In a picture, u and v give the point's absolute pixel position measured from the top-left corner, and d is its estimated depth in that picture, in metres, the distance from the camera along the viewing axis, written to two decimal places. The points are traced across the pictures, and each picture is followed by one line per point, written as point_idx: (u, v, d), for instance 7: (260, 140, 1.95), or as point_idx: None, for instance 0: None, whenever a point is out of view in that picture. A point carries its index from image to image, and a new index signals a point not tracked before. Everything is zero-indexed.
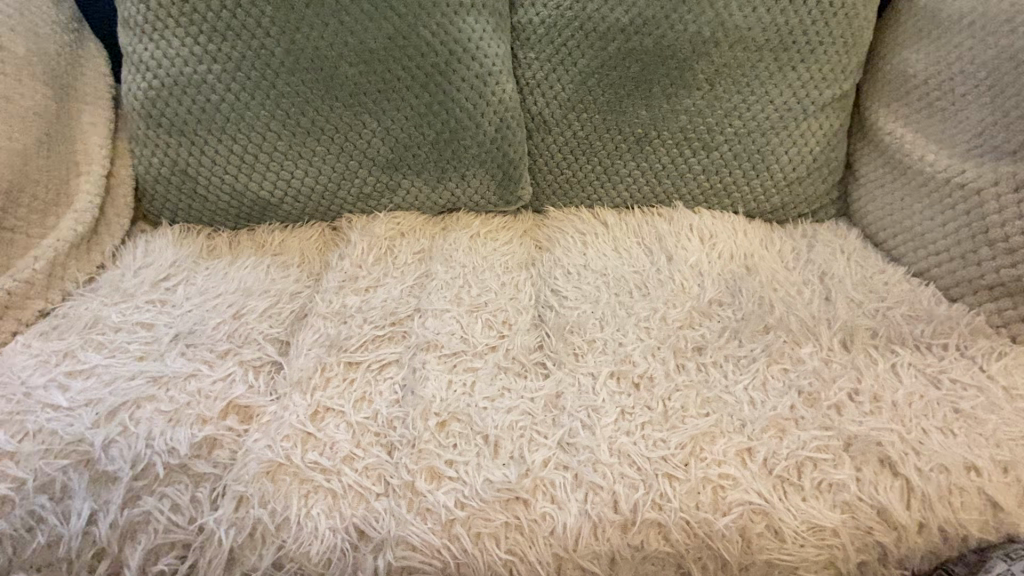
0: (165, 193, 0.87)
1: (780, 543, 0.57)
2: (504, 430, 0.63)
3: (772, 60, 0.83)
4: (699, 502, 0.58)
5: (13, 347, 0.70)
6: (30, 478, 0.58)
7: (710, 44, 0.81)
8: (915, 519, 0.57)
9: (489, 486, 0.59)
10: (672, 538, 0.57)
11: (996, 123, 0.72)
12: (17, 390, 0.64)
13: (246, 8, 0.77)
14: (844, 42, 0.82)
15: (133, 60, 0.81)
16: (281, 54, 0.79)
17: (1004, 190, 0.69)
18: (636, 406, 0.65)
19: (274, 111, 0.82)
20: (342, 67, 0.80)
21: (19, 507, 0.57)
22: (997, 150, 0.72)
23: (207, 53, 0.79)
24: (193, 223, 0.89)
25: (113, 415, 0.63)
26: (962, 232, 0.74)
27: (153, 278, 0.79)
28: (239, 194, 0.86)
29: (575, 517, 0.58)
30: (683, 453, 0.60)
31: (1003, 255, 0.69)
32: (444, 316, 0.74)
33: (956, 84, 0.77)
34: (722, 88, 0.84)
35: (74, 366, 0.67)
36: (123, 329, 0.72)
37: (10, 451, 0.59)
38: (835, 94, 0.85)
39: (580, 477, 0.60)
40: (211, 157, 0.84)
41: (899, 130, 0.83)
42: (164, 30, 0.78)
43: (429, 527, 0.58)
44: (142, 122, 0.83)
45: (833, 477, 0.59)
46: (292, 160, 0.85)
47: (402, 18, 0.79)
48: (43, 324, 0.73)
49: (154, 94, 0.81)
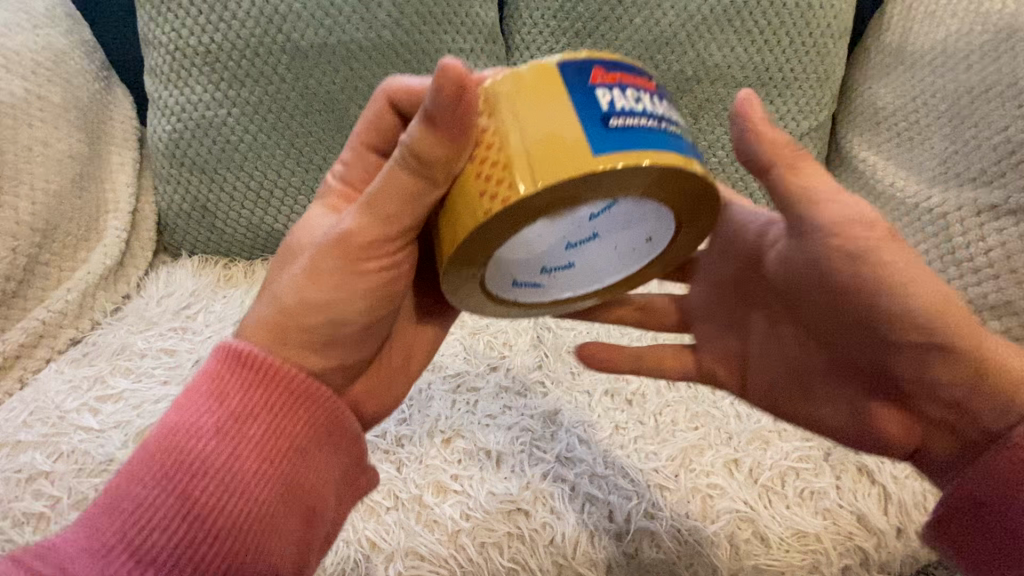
0: (185, 227, 0.92)
1: (766, 549, 0.60)
2: (505, 445, 0.67)
3: (751, 95, 0.88)
4: (689, 510, 0.62)
5: (48, 373, 0.76)
6: (64, 496, 0.63)
7: (693, 81, 0.87)
8: (893, 523, 0.61)
9: (492, 498, 0.63)
10: (665, 546, 0.60)
11: (957, 151, 0.77)
12: (52, 413, 0.70)
13: (264, 57, 0.83)
14: (817, 77, 0.89)
15: (159, 105, 0.88)
16: (295, 98, 0.85)
17: (966, 214, 0.75)
18: (629, 420, 0.70)
19: (288, 150, 0.88)
20: (352, 108, 0.86)
21: (54, 522, 0.62)
22: (961, 176, 0.77)
23: (228, 98, 0.85)
24: (211, 254, 0.94)
25: (140, 436, 0.68)
26: (931, 253, 0.77)
27: (175, 306, 0.84)
28: (256, 227, 0.91)
29: (573, 526, 0.61)
30: (673, 465, 0.65)
31: (969, 274, 0.74)
32: (447, 337, 0.79)
33: (920, 115, 0.83)
34: (706, 121, 0.90)
35: (104, 391, 0.73)
36: (147, 354, 0.78)
37: (46, 470, 0.65)
38: (812, 125, 0.91)
39: (578, 488, 0.64)
40: (230, 193, 0.89)
41: (871, 157, 0.88)
42: (187, 78, 0.85)
43: (437, 537, 0.61)
44: (166, 162, 0.90)
45: (814, 485, 0.63)
46: (305, 194, 0.90)
47: (408, 64, 0.85)
48: (75, 351, 0.79)
49: (178, 136, 0.87)
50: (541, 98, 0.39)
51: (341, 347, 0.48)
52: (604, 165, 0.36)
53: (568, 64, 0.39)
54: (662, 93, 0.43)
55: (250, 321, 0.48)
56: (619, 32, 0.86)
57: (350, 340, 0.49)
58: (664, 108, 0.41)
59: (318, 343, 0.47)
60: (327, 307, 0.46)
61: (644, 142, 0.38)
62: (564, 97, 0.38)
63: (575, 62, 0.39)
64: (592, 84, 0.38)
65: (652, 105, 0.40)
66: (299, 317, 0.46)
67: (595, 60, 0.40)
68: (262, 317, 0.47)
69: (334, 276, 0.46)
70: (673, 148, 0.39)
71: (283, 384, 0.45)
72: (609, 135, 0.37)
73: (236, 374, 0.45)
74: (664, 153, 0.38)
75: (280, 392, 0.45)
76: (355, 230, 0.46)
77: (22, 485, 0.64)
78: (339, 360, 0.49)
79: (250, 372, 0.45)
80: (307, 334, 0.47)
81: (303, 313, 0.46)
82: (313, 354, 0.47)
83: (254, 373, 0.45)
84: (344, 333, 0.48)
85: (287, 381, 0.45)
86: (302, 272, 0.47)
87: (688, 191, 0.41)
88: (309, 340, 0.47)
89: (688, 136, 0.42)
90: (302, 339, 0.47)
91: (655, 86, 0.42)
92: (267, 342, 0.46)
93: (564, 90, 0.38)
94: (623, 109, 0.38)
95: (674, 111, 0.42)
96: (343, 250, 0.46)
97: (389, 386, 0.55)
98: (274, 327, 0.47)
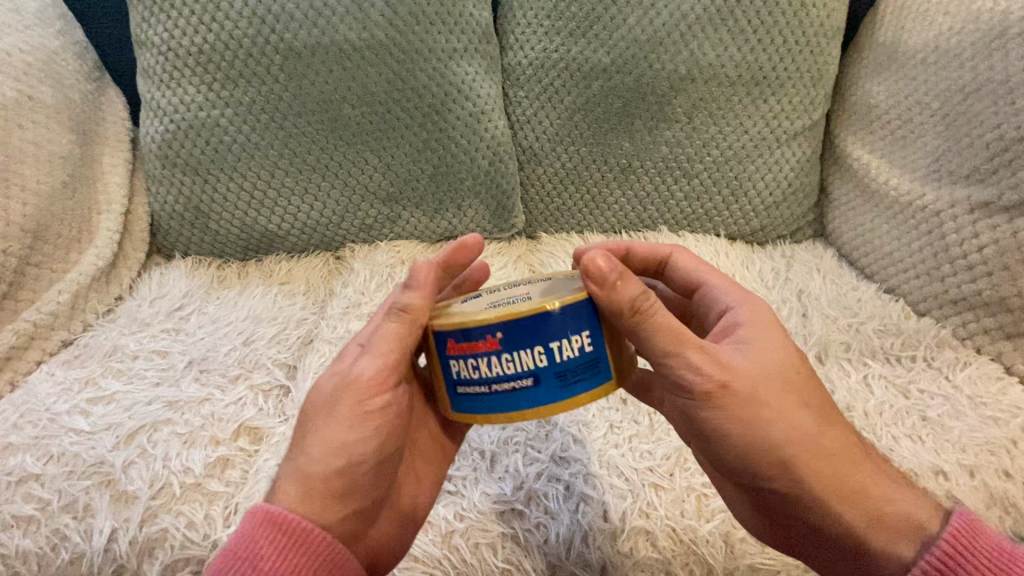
0: (178, 228, 0.92)
1: (761, 548, 0.60)
2: (499, 445, 0.67)
3: (745, 94, 0.89)
4: (684, 509, 0.62)
5: (39, 375, 0.75)
6: (54, 499, 0.63)
7: (687, 80, 0.87)
8: None
9: (486, 498, 0.63)
10: (659, 544, 0.60)
11: (950, 149, 0.78)
12: (42, 415, 0.70)
13: (257, 58, 0.83)
14: (811, 76, 0.89)
15: (151, 105, 0.87)
16: (288, 98, 0.85)
17: (960, 211, 0.75)
18: (623, 420, 0.70)
19: (282, 151, 0.88)
20: (344, 108, 0.86)
21: (44, 526, 0.62)
22: (953, 174, 0.77)
23: (220, 100, 0.85)
24: (204, 255, 0.94)
25: (132, 438, 0.68)
26: (925, 251, 0.79)
27: (167, 308, 0.84)
28: (250, 229, 0.91)
29: (568, 526, 0.61)
30: (669, 464, 0.65)
31: (963, 271, 0.75)
32: None
33: (913, 113, 0.83)
34: (700, 120, 0.90)
35: (95, 393, 0.72)
36: (140, 356, 0.77)
37: (35, 473, 0.65)
38: (806, 124, 0.91)
39: (572, 487, 0.63)
40: (223, 194, 0.89)
41: (865, 156, 0.89)
42: (180, 79, 0.85)
43: (430, 538, 0.61)
44: (159, 162, 0.89)
45: None
46: (298, 194, 0.90)
47: (401, 64, 0.85)
48: (66, 353, 0.78)
49: (170, 137, 0.87)
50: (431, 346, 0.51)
51: (363, 491, 0.52)
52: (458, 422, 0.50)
53: (434, 334, 0.49)
54: (519, 336, 0.46)
55: (279, 485, 0.52)
56: (612, 31, 0.86)
57: (369, 486, 0.52)
58: (509, 364, 0.46)
59: (338, 492, 0.50)
60: (347, 453, 0.51)
61: (483, 408, 0.48)
62: (436, 361, 0.50)
63: (438, 331, 0.49)
64: (444, 358, 0.49)
65: (492, 371, 0.47)
66: (322, 471, 0.50)
67: (452, 329, 0.48)
68: (288, 478, 0.51)
69: (356, 420, 0.51)
70: (513, 408, 0.47)
71: (311, 549, 0.49)
72: (458, 401, 0.49)
73: (272, 538, 0.48)
74: (499, 414, 0.48)
75: (309, 557, 0.48)
76: (364, 373, 0.52)
77: (12, 488, 0.64)
78: (358, 508, 0.52)
79: (284, 538, 0.48)
80: (331, 484, 0.50)
81: (326, 466, 0.50)
82: (337, 504, 0.51)
83: (289, 539, 0.48)
84: (361, 482, 0.51)
85: (321, 542, 0.49)
86: (323, 424, 0.51)
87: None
88: (330, 491, 0.50)
89: (547, 376, 0.46)
90: (325, 492, 0.50)
91: (508, 335, 0.46)
92: (295, 504, 0.50)
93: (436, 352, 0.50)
94: (465, 379, 0.48)
95: (530, 353, 0.46)
96: (360, 393, 0.52)
97: (398, 531, 0.58)
98: (301, 482, 0.50)
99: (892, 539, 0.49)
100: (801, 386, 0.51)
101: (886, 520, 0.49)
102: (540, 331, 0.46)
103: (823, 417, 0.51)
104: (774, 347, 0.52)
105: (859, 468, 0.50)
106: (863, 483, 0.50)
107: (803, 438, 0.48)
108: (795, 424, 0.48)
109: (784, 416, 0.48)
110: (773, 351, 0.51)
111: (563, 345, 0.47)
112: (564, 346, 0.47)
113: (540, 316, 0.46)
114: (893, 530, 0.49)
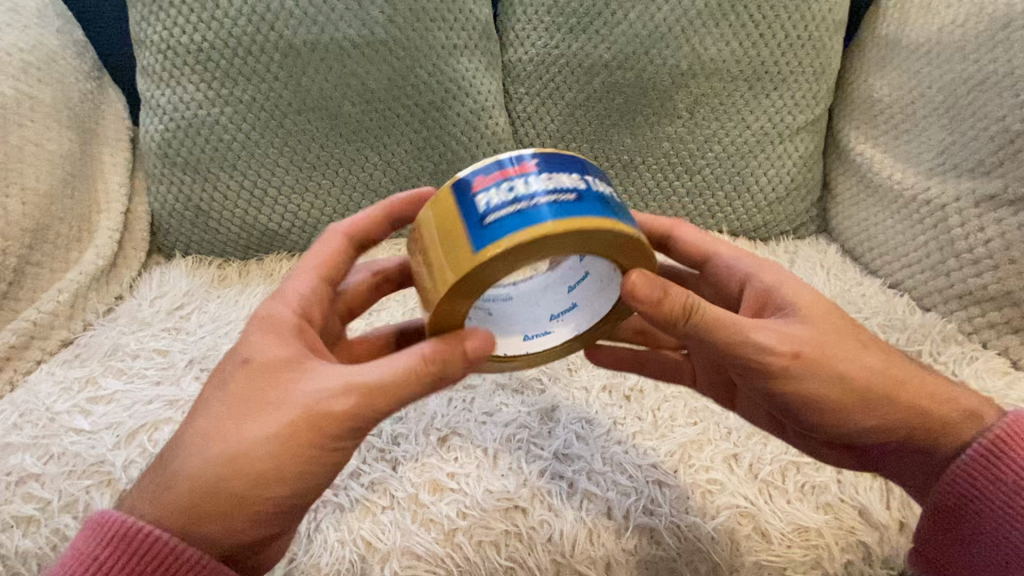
0: (178, 227, 0.91)
1: (768, 545, 0.59)
2: (502, 442, 0.67)
3: (747, 89, 0.88)
4: (688, 506, 0.62)
5: (39, 375, 0.75)
6: (54, 499, 0.63)
7: (688, 76, 0.87)
8: (896, 518, 0.61)
9: (489, 496, 0.62)
10: (664, 542, 0.60)
11: (954, 142, 0.77)
12: (43, 415, 0.69)
13: (257, 56, 0.83)
14: (813, 70, 0.88)
15: (151, 104, 0.87)
16: (289, 96, 0.85)
17: (966, 205, 0.75)
18: (627, 416, 0.69)
19: (282, 149, 0.87)
20: (345, 105, 0.86)
21: (44, 525, 0.61)
22: (958, 168, 0.76)
23: (220, 97, 0.84)
24: (204, 255, 0.93)
25: (133, 437, 0.68)
26: (930, 245, 0.79)
27: (168, 307, 0.84)
28: (250, 227, 0.90)
29: (572, 524, 0.60)
30: (672, 460, 0.65)
31: (968, 265, 0.74)
32: None
33: (916, 107, 0.82)
34: (702, 116, 0.89)
35: (95, 392, 0.72)
36: (140, 355, 0.77)
37: (36, 473, 0.64)
38: (808, 119, 0.90)
39: (575, 485, 0.63)
40: (224, 192, 0.88)
41: (868, 150, 0.88)
42: (179, 78, 0.84)
43: (433, 537, 0.60)
44: (158, 161, 0.89)
45: (815, 479, 0.63)
46: (299, 192, 0.89)
47: (401, 60, 0.85)
48: (66, 353, 0.78)
49: (170, 136, 0.86)
50: (442, 207, 0.47)
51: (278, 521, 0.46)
52: (488, 256, 0.42)
53: (453, 185, 0.47)
54: (552, 162, 0.47)
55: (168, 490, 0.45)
56: (613, 26, 0.86)
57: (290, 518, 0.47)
58: (551, 180, 0.45)
59: (245, 516, 0.44)
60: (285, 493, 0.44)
61: (524, 224, 0.42)
62: (453, 205, 0.46)
63: (458, 180, 0.47)
64: (470, 193, 0.45)
65: (533, 187, 0.44)
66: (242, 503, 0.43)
67: (478, 167, 0.47)
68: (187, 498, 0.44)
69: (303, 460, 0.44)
70: (555, 219, 0.42)
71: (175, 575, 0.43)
72: (488, 231, 0.43)
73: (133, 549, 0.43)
74: (544, 227, 0.42)
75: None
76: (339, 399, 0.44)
77: (12, 488, 0.63)
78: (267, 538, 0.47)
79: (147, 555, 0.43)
80: (238, 516, 0.44)
81: (247, 502, 0.43)
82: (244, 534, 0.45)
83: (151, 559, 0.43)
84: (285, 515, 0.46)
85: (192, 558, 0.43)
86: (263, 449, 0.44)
87: (624, 247, 0.46)
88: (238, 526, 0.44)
89: (590, 196, 0.45)
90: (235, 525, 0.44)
91: (544, 160, 0.46)
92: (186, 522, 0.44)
93: (454, 196, 0.46)
94: (499, 205, 0.44)
95: (568, 176, 0.46)
96: (329, 429, 0.44)
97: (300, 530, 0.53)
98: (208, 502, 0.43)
99: (947, 431, 0.53)
100: (853, 328, 0.52)
101: (949, 413, 0.53)
102: (570, 163, 0.47)
103: (879, 353, 0.52)
104: (809, 293, 0.53)
105: (915, 381, 0.52)
106: (918, 392, 0.52)
107: (878, 380, 0.50)
108: (869, 372, 0.50)
109: (857, 368, 0.50)
110: (817, 304, 0.52)
111: (596, 181, 0.47)
112: (596, 181, 0.47)
113: (567, 154, 0.48)
114: (954, 420, 0.53)
